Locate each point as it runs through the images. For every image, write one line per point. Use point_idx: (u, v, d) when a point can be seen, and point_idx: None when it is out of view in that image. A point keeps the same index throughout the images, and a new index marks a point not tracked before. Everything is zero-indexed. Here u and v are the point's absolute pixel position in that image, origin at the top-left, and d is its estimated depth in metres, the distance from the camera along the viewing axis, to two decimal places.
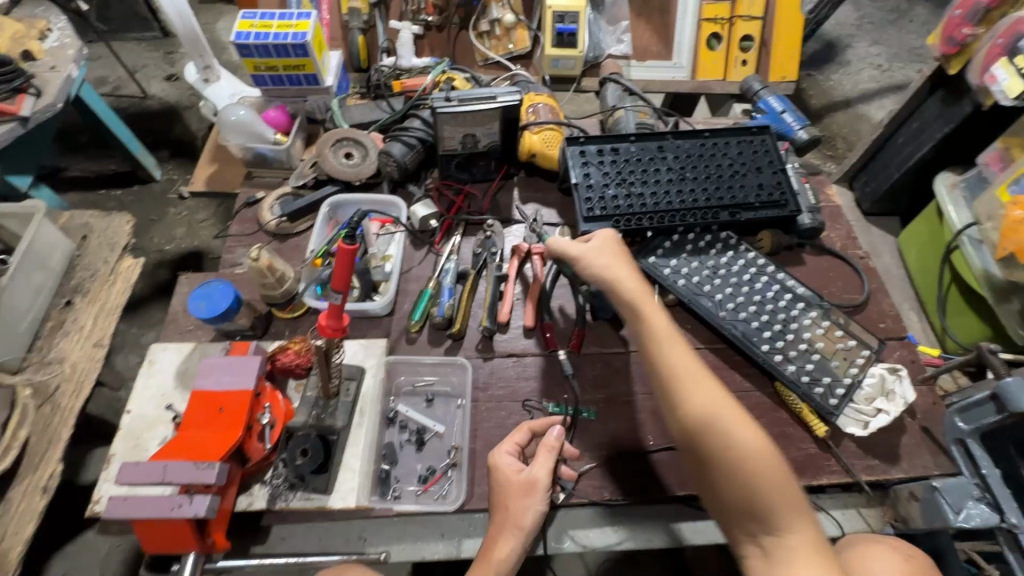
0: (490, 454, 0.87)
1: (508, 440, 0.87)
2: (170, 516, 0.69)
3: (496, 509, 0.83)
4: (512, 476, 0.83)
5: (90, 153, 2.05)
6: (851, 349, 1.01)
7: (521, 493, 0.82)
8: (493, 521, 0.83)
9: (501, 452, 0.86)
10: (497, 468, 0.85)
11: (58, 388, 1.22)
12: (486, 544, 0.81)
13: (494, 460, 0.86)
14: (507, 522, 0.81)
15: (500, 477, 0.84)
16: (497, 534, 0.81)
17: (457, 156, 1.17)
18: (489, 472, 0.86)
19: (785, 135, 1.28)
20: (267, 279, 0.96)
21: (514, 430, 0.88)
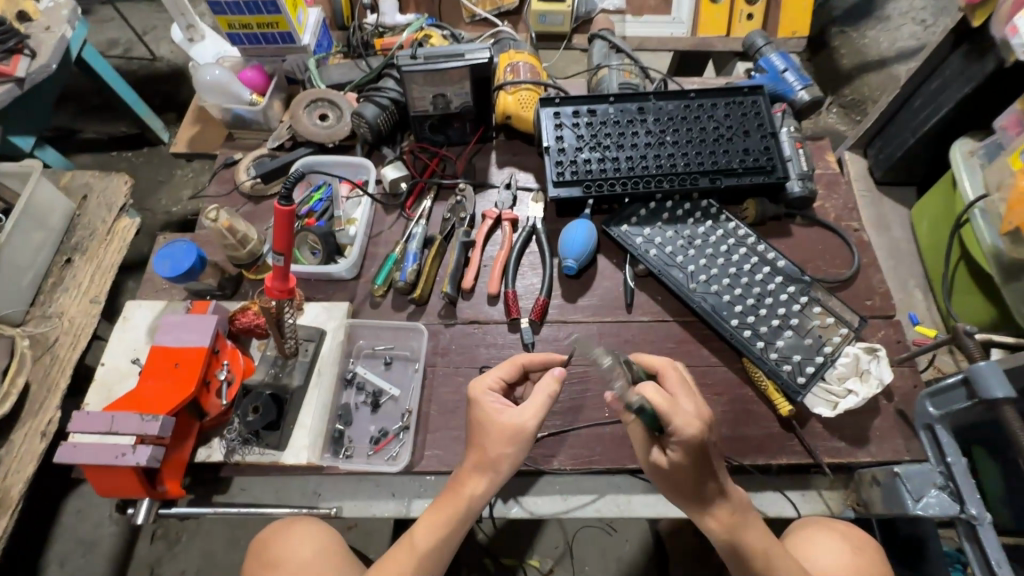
0: (471, 386, 0.79)
1: (495, 373, 0.80)
2: (114, 463, 0.74)
3: (472, 445, 0.75)
4: (497, 414, 0.74)
5: (103, 114, 2.07)
6: (827, 326, 0.95)
7: (504, 438, 0.73)
8: (467, 457, 0.75)
9: (484, 386, 0.78)
10: (481, 403, 0.76)
11: (56, 340, 1.28)
12: (458, 479, 0.75)
13: (475, 392, 0.78)
14: (486, 463, 0.73)
15: (482, 414, 0.76)
16: (471, 470, 0.74)
17: (430, 118, 1.13)
18: (469, 406, 0.78)
19: (783, 96, 1.19)
20: (228, 240, 0.97)
21: (504, 364, 0.81)
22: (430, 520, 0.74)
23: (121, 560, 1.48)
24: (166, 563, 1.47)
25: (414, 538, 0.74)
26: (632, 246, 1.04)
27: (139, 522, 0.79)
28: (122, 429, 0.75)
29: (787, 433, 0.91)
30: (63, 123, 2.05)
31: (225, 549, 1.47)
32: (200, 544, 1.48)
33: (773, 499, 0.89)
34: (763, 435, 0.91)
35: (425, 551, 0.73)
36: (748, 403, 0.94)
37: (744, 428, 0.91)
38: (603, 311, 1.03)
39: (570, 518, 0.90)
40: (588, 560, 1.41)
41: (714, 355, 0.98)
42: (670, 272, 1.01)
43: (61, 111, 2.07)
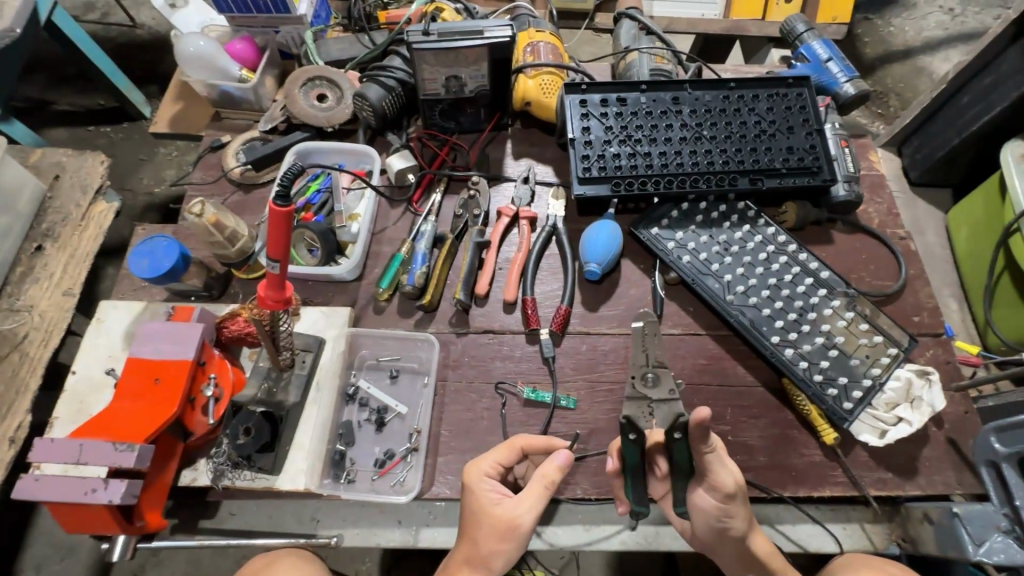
0: (467, 469, 0.73)
1: (491, 457, 0.73)
2: (83, 501, 0.64)
3: (463, 539, 0.71)
4: (493, 506, 0.69)
5: (78, 85, 1.91)
6: (875, 346, 0.88)
7: (497, 533, 0.68)
8: (459, 549, 0.71)
9: (479, 473, 0.72)
10: (476, 491, 0.71)
11: (26, 336, 1.15)
12: (448, 572, 0.70)
13: (470, 478, 0.72)
14: (474, 560, 0.68)
15: (477, 503, 0.70)
16: (461, 563, 0.69)
17: (441, 102, 1.02)
18: (463, 491, 0.73)
19: (827, 89, 1.09)
20: (215, 237, 0.87)
21: (502, 448, 0.74)
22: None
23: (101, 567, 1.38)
24: (150, 569, 1.38)
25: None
26: (663, 251, 0.95)
27: (116, 558, 0.71)
28: (93, 460, 0.65)
29: (829, 462, 0.84)
30: (34, 94, 1.89)
31: (213, 554, 1.39)
32: (186, 550, 1.40)
33: (814, 532, 0.83)
34: (804, 464, 0.84)
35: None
36: (787, 428, 0.86)
37: (784, 455, 0.85)
38: (630, 322, 0.94)
39: (592, 551, 0.82)
40: (594, 573, 1.33)
41: (751, 373, 0.90)
42: (705, 282, 0.93)
43: (29, 82, 1.91)
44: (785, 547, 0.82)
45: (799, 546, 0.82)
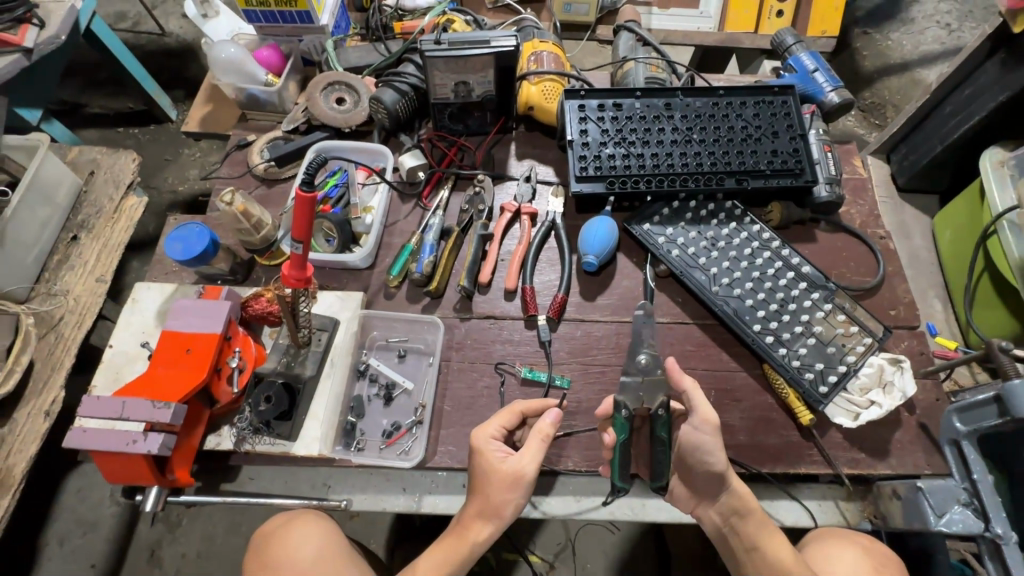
0: (474, 434, 0.80)
1: (496, 422, 0.80)
2: (125, 451, 0.73)
3: (474, 494, 0.77)
4: (499, 465, 0.76)
5: (108, 90, 2.03)
6: (851, 336, 0.94)
7: (505, 486, 0.75)
8: (470, 503, 0.78)
9: (486, 435, 0.79)
10: (484, 455, 0.77)
11: (62, 318, 1.20)
12: (462, 523, 0.78)
13: (478, 442, 0.79)
14: (488, 510, 0.76)
15: (485, 467, 0.77)
16: (472, 519, 0.77)
17: (450, 105, 1.10)
18: (471, 453, 0.79)
19: (813, 97, 1.16)
20: (242, 224, 0.95)
21: (504, 413, 0.81)
22: (434, 556, 0.77)
23: (120, 541, 1.45)
24: (167, 545, 1.45)
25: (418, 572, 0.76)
26: (654, 246, 1.02)
27: (148, 509, 0.78)
28: (134, 415, 0.74)
29: (806, 442, 0.90)
30: (68, 97, 2.01)
31: (226, 532, 1.47)
32: (201, 527, 1.47)
33: (790, 508, 0.88)
34: (782, 443, 0.90)
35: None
36: (767, 410, 0.92)
37: (764, 435, 0.91)
38: (622, 311, 1.01)
39: (582, 520, 0.89)
40: (589, 559, 1.39)
41: (735, 360, 0.96)
42: (692, 274, 0.99)
43: (63, 86, 2.03)
44: None
45: (777, 521, 0.88)
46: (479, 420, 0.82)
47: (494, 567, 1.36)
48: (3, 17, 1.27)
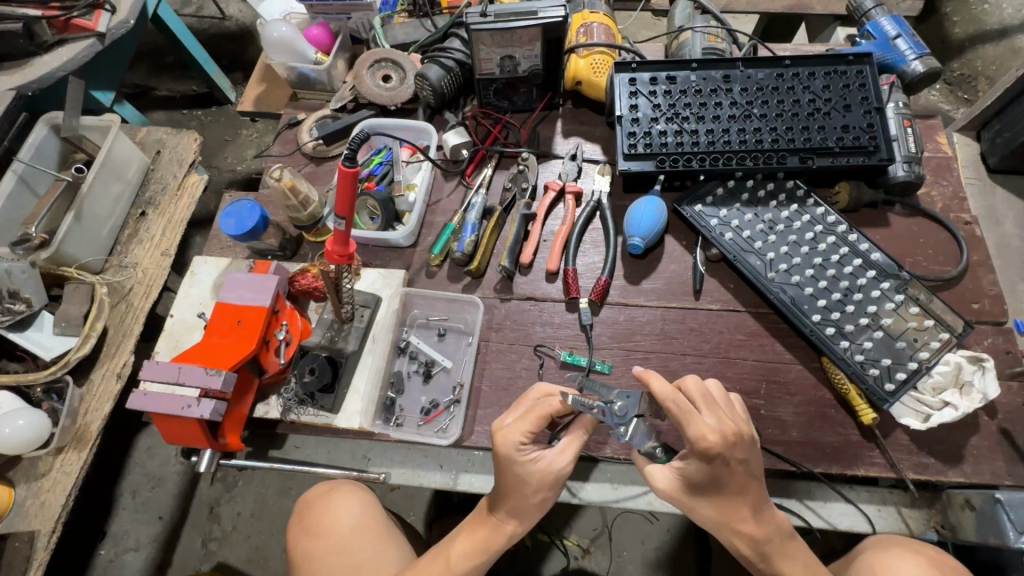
0: (499, 446, 0.73)
1: (518, 430, 0.72)
2: (180, 414, 0.77)
3: (507, 493, 0.75)
4: (538, 468, 0.72)
5: (175, 73, 2.13)
6: (926, 330, 0.86)
7: (546, 486, 0.73)
8: (502, 500, 0.76)
9: (513, 445, 0.72)
10: (513, 464, 0.72)
11: (131, 289, 1.25)
12: (497, 516, 0.76)
13: (506, 451, 0.72)
14: (520, 510, 0.75)
15: (521, 472, 0.72)
16: (505, 514, 0.75)
17: (496, 81, 1.07)
18: (499, 461, 0.73)
19: (893, 67, 1.05)
20: (291, 201, 0.98)
21: (528, 418, 0.73)
22: (467, 543, 0.77)
23: (184, 497, 1.56)
24: (225, 504, 1.55)
25: (450, 561, 0.76)
26: (706, 228, 0.96)
27: (202, 469, 0.82)
28: (188, 381, 0.78)
29: (866, 443, 0.84)
30: (139, 81, 2.12)
31: (278, 495, 1.55)
32: (255, 489, 1.56)
33: (844, 511, 0.83)
34: (838, 442, 0.84)
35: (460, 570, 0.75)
36: (824, 406, 0.87)
37: (818, 432, 0.85)
38: (668, 295, 0.96)
39: (619, 508, 0.87)
40: (626, 547, 1.37)
41: (789, 351, 0.91)
42: (747, 259, 0.93)
43: (135, 70, 2.14)
44: (813, 521, 0.83)
45: (829, 523, 0.83)
46: (500, 428, 0.74)
47: (530, 547, 1.37)
48: (78, 3, 1.32)
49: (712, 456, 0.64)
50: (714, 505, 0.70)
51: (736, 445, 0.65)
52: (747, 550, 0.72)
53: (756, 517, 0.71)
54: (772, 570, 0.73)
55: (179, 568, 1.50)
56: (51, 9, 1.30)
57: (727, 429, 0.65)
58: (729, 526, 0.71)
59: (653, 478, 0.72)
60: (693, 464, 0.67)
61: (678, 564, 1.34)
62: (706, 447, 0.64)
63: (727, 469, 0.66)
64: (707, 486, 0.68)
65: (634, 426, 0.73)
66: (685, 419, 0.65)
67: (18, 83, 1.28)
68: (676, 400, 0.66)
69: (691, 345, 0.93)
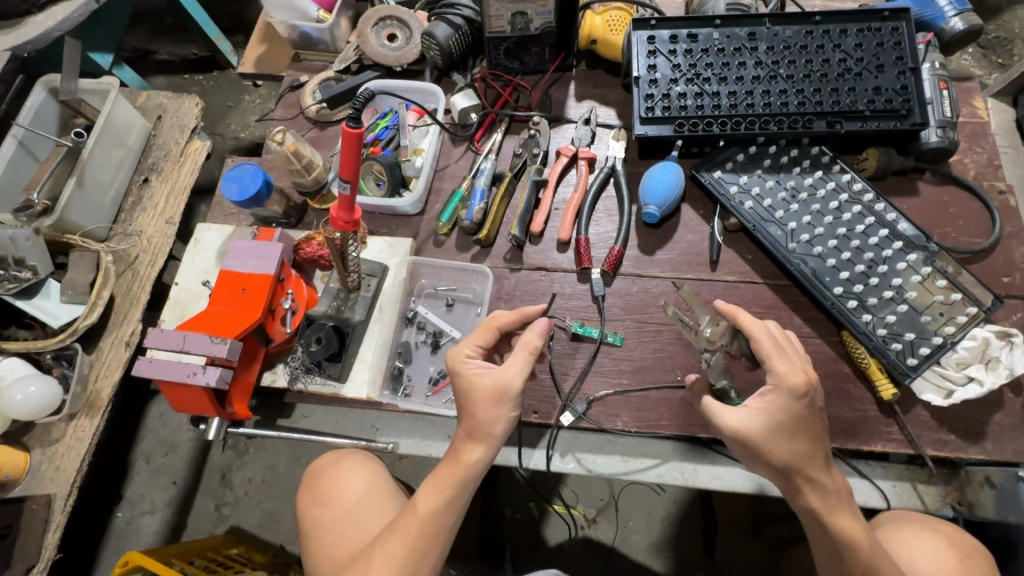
0: (448, 357, 0.75)
1: (469, 342, 0.75)
2: (186, 382, 0.76)
3: (462, 416, 0.73)
4: (482, 379, 0.71)
5: (174, 36, 2.06)
6: (953, 304, 0.82)
7: (491, 402, 0.71)
8: (458, 427, 0.73)
9: (460, 357, 0.74)
10: (466, 376, 0.72)
11: (137, 257, 1.23)
12: (455, 448, 0.73)
13: (453, 364, 0.74)
14: (476, 430, 0.71)
15: (468, 383, 0.72)
16: (465, 440, 0.72)
17: (507, 40, 1.00)
18: (450, 379, 0.74)
19: (930, 25, 0.99)
20: (293, 165, 0.95)
21: (480, 331, 0.76)
22: (429, 486, 0.72)
23: (197, 463, 1.59)
24: (237, 470, 1.57)
25: (416, 503, 0.72)
26: (725, 196, 0.92)
27: (211, 437, 0.84)
28: (194, 349, 0.77)
29: (885, 419, 0.82)
30: (138, 44, 2.06)
31: (288, 462, 1.57)
32: (265, 456, 1.58)
33: (859, 486, 0.82)
34: (856, 418, 0.82)
35: (430, 512, 0.71)
36: (843, 381, 0.84)
37: (834, 408, 0.83)
38: (684, 267, 0.93)
39: (628, 481, 0.86)
40: (632, 517, 1.38)
41: (808, 325, 0.88)
42: (767, 229, 0.89)
43: (134, 33, 2.07)
44: None
45: None
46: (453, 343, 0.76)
47: (536, 515, 1.39)
48: None
49: (801, 394, 0.66)
50: (791, 447, 0.66)
51: (817, 388, 0.67)
52: (816, 500, 0.67)
53: (826, 467, 0.68)
54: (838, 528, 0.67)
55: (194, 531, 1.54)
56: None
57: (809, 373, 0.68)
58: (802, 474, 0.67)
59: (724, 416, 0.68)
60: (778, 404, 0.66)
61: (684, 534, 1.35)
62: (794, 384, 0.66)
63: (808, 411, 0.67)
64: (788, 429, 0.66)
65: (715, 356, 0.81)
66: (777, 354, 0.68)
67: (13, 44, 1.23)
68: (767, 336, 0.70)
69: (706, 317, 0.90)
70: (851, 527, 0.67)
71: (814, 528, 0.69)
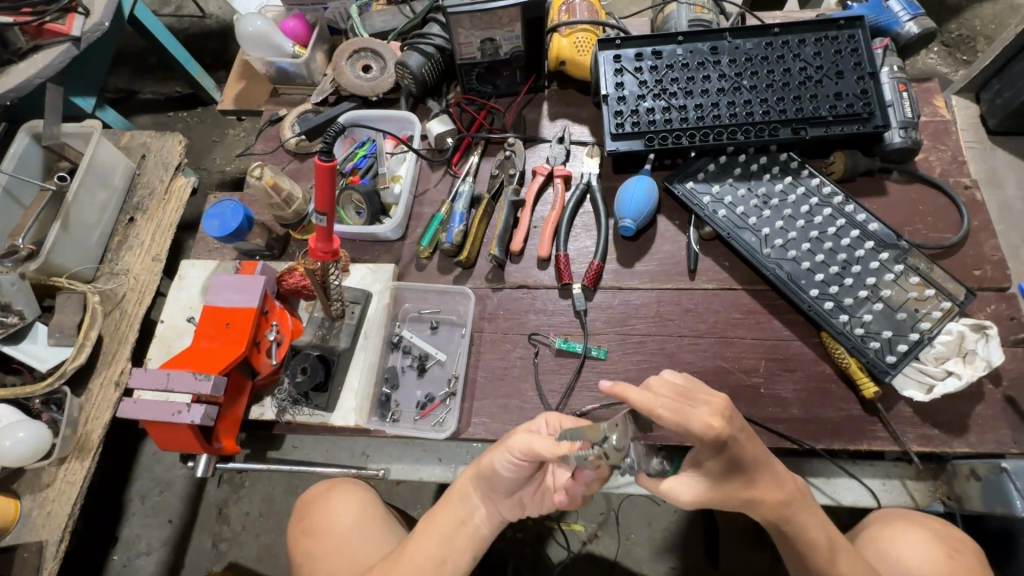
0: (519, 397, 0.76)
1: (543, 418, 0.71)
2: (172, 420, 0.76)
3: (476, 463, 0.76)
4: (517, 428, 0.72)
5: (158, 75, 2.09)
6: (927, 299, 0.84)
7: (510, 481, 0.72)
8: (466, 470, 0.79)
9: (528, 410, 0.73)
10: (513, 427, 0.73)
11: (124, 296, 1.24)
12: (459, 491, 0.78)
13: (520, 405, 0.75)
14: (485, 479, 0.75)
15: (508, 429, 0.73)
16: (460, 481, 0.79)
17: (478, 66, 1.03)
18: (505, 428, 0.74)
19: (886, 30, 1.02)
20: (273, 199, 0.97)
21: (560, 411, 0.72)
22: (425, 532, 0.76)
23: (193, 500, 1.57)
24: (233, 505, 1.56)
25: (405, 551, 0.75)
26: (699, 206, 0.93)
27: (199, 474, 0.84)
28: (178, 387, 0.77)
29: (869, 417, 0.83)
30: (123, 85, 2.09)
31: (284, 494, 1.55)
32: (262, 489, 1.56)
33: (848, 486, 0.83)
34: (840, 418, 0.83)
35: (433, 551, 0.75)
36: (825, 381, 0.85)
37: (819, 409, 0.84)
38: (663, 277, 0.95)
39: (621, 493, 0.86)
40: (634, 528, 1.37)
41: (788, 328, 0.89)
42: (740, 236, 0.91)
43: (117, 74, 2.10)
44: (816, 498, 0.83)
45: (833, 499, 0.82)
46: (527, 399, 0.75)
47: (537, 534, 1.38)
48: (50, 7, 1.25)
49: (723, 439, 0.56)
50: (739, 485, 0.64)
51: (733, 416, 0.58)
52: (772, 516, 0.67)
53: (777, 484, 0.65)
54: (798, 532, 0.68)
55: (192, 570, 1.51)
56: (24, 14, 1.21)
57: (721, 414, 0.56)
58: (755, 499, 0.65)
59: (679, 494, 0.64)
60: (709, 454, 0.60)
61: (688, 544, 1.34)
62: (715, 433, 0.55)
63: (740, 443, 0.59)
64: (730, 472, 0.62)
65: (635, 447, 0.62)
66: (681, 417, 0.54)
67: None
68: (661, 402, 0.54)
69: (688, 326, 0.91)
70: (813, 533, 0.68)
71: (782, 537, 0.70)
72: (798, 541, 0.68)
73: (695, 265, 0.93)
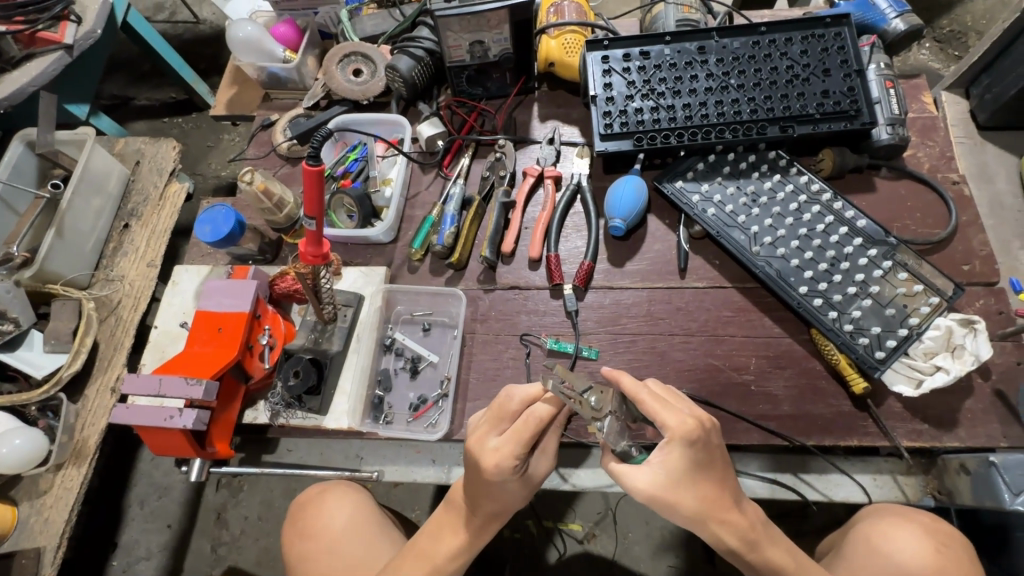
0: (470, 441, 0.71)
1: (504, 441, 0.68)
2: (163, 426, 0.77)
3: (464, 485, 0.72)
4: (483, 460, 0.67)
5: (153, 81, 2.10)
6: (915, 295, 0.84)
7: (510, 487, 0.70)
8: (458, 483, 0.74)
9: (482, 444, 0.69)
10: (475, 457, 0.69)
11: (119, 302, 1.24)
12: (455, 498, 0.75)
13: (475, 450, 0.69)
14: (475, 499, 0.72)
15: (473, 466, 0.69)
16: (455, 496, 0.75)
17: (467, 68, 1.03)
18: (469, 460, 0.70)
19: (873, 27, 1.02)
20: (264, 204, 0.97)
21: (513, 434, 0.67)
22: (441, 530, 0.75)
23: (191, 504, 1.58)
24: (231, 509, 1.56)
25: (431, 550, 0.73)
26: (688, 205, 0.94)
27: (194, 478, 0.83)
28: (170, 392, 0.77)
29: (859, 413, 0.83)
30: (118, 92, 2.09)
31: (283, 497, 1.56)
32: (260, 493, 1.57)
33: (839, 482, 0.83)
34: (831, 414, 0.84)
35: (444, 560, 0.73)
36: (816, 377, 0.86)
37: (810, 405, 0.84)
38: (654, 275, 0.95)
39: (613, 492, 0.87)
40: (631, 527, 1.37)
41: (778, 325, 0.89)
42: (730, 235, 0.91)
43: (113, 81, 2.11)
44: (808, 494, 0.83)
45: (825, 495, 0.83)
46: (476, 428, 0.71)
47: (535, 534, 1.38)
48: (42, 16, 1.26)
49: (695, 441, 0.63)
50: (698, 493, 0.63)
51: (712, 429, 0.66)
52: (735, 541, 0.65)
53: (739, 506, 0.66)
54: (764, 560, 0.67)
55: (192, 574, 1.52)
56: (15, 23, 1.23)
57: (699, 416, 0.66)
58: (715, 518, 0.63)
59: (633, 480, 0.63)
60: (677, 452, 0.63)
61: (685, 541, 1.34)
62: (687, 430, 0.63)
63: (709, 453, 0.64)
64: (692, 476, 0.63)
65: (609, 422, 0.67)
66: (662, 408, 0.65)
67: None
68: (648, 393, 0.66)
69: (679, 324, 0.92)
70: (778, 558, 0.67)
71: (749, 565, 0.69)
72: (766, 570, 0.67)
73: (683, 266, 0.94)
